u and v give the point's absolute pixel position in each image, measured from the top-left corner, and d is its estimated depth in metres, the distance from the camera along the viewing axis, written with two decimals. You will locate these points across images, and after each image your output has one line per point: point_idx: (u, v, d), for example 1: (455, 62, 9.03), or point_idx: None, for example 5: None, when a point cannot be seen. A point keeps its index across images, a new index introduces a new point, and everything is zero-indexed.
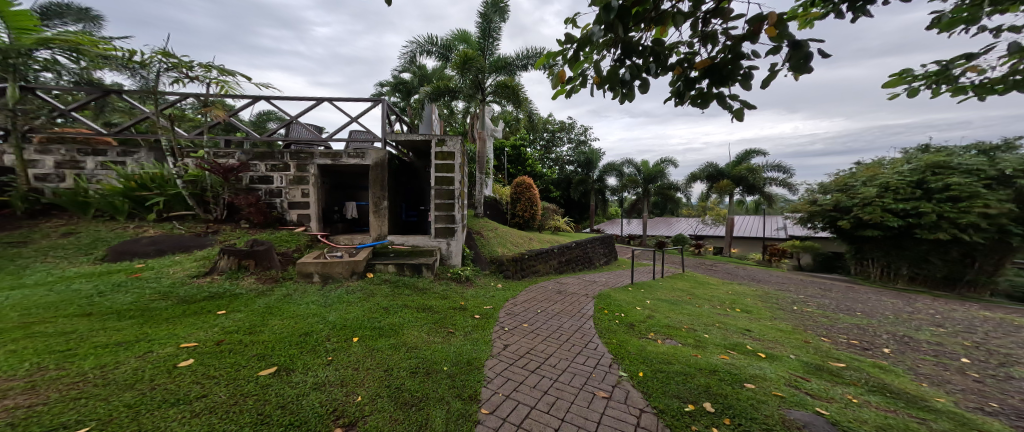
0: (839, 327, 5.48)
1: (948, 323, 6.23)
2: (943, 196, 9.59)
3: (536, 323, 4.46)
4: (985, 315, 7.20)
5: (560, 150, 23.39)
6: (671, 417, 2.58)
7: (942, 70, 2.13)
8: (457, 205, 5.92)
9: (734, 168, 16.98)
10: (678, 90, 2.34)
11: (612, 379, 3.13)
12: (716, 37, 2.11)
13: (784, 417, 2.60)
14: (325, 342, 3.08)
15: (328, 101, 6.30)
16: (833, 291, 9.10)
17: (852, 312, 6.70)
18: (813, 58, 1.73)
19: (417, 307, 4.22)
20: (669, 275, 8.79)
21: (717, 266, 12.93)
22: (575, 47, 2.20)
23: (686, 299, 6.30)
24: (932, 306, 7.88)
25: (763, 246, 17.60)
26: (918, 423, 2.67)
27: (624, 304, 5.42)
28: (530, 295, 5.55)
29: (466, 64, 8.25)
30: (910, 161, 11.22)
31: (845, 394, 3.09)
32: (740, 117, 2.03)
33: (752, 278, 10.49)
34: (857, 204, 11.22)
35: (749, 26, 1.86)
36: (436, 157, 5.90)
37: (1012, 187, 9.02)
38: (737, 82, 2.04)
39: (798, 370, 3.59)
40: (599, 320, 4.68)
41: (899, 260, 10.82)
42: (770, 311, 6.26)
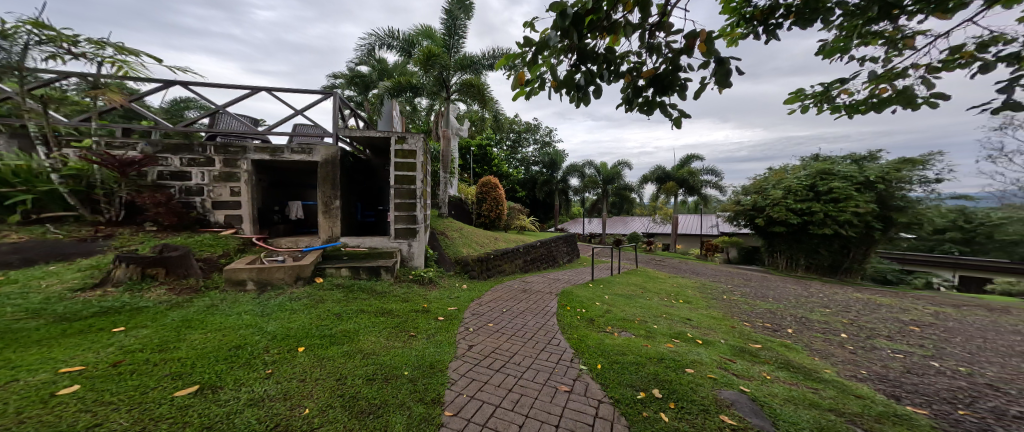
0: (762, 313, 6.23)
1: (833, 304, 7.42)
2: (828, 197, 11.35)
3: (501, 322, 4.50)
4: (859, 296, 8.71)
5: (525, 151, 23.90)
6: (625, 405, 2.76)
7: (824, 91, 2.59)
8: (418, 205, 5.75)
9: (678, 170, 18.44)
10: (627, 97, 2.53)
11: (573, 373, 3.28)
12: (659, 51, 2.34)
13: (717, 397, 2.91)
14: (262, 355, 2.83)
15: (266, 91, 5.72)
16: (755, 281, 10.35)
17: (772, 299, 7.68)
18: (732, 74, 2.00)
19: (375, 312, 4.05)
20: (625, 270, 9.39)
21: (665, 261, 14.00)
22: (533, 51, 2.27)
23: (640, 293, 6.75)
24: (832, 292, 9.29)
25: (702, 242, 19.42)
26: (812, 393, 3.13)
27: (585, 300, 5.68)
28: (495, 295, 5.58)
29: (429, 60, 8.05)
30: (805, 167, 13.04)
31: (761, 372, 3.54)
32: (678, 125, 2.30)
33: (693, 271, 11.57)
34: (768, 204, 12.76)
35: (685, 42, 2.10)
36: (395, 155, 5.68)
37: (873, 191, 10.85)
38: (676, 92, 2.28)
39: (726, 353, 4.03)
40: (562, 316, 4.86)
41: (797, 251, 12.65)
42: (709, 301, 6.93)
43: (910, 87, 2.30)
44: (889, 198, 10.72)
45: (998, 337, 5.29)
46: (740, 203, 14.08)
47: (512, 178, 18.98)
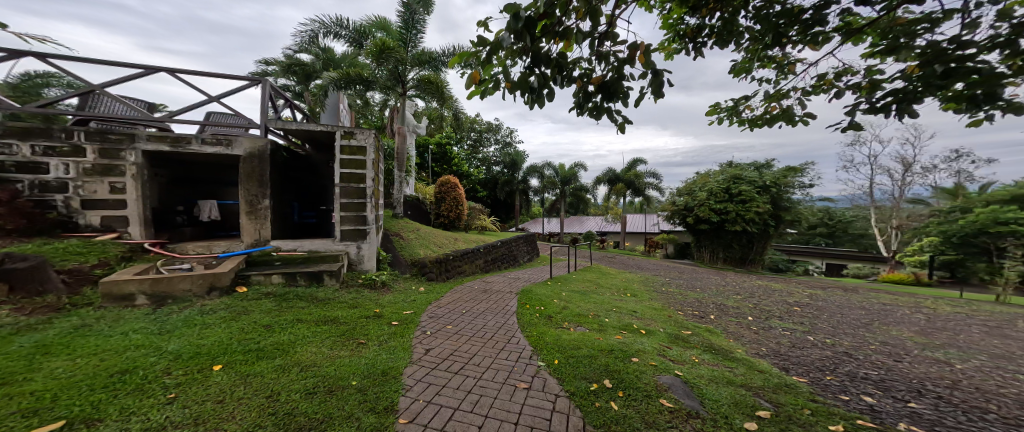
0: (691, 301, 6.91)
1: (744, 291, 8.52)
2: (737, 199, 13.06)
3: (460, 324, 4.43)
4: (761, 282, 10.16)
5: (486, 151, 23.89)
6: (579, 397, 2.85)
7: (733, 107, 3.13)
8: (369, 205, 5.43)
9: (626, 172, 19.64)
10: (579, 101, 2.65)
11: (531, 370, 3.31)
12: (606, 59, 2.48)
13: (656, 382, 3.15)
14: (162, 378, 2.36)
15: (168, 71, 4.87)
16: (687, 273, 11.50)
17: (698, 288, 8.61)
18: (665, 85, 2.20)
19: (316, 321, 3.68)
20: (580, 267, 9.81)
21: (616, 258, 14.80)
22: (487, 50, 2.23)
23: (593, 288, 7.08)
24: (749, 280, 10.61)
25: (645, 239, 20.95)
26: (728, 371, 3.54)
27: (544, 297, 5.83)
28: (454, 296, 5.50)
29: (382, 53, 7.60)
30: (723, 172, 14.72)
31: (691, 356, 3.93)
32: (623, 130, 2.49)
33: (638, 266, 12.48)
34: (695, 204, 14.19)
35: (628, 52, 2.28)
36: (341, 152, 5.32)
37: (767, 193, 12.94)
38: (620, 100, 2.45)
39: (664, 341, 4.39)
40: (522, 315, 4.95)
41: (716, 245, 14.26)
42: (652, 293, 7.50)
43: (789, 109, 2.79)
44: (779, 199, 13.05)
45: (872, 313, 6.45)
46: (674, 203, 15.44)
47: (472, 177, 18.81)
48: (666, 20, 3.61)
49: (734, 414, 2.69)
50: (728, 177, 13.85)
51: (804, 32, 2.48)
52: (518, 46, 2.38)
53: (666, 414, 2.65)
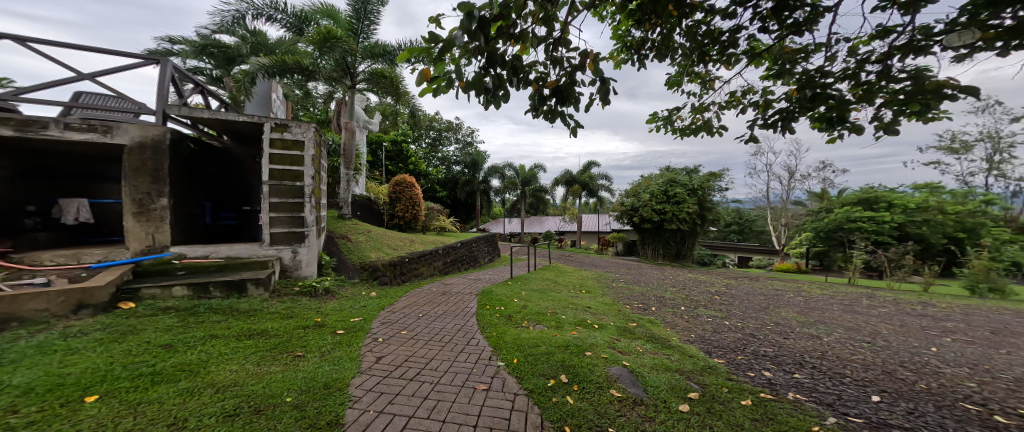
0: (637, 295, 7.32)
1: (683, 283, 9.25)
2: (672, 200, 14.29)
3: (416, 328, 4.15)
4: (692, 276, 11.13)
5: (445, 150, 23.34)
6: (537, 394, 2.76)
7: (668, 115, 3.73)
8: (306, 205, 4.91)
9: (582, 173, 20.30)
10: (533, 104, 2.63)
11: (491, 371, 3.15)
12: (560, 64, 2.52)
13: (607, 373, 3.16)
14: (0, 420, 1.81)
15: (18, 39, 3.97)
16: (634, 269, 12.23)
17: (643, 283, 9.18)
18: (609, 92, 2.33)
19: (240, 335, 3.16)
20: (540, 267, 9.90)
21: (573, 256, 15.25)
22: (439, 47, 2.07)
23: (551, 286, 7.18)
24: (686, 274, 11.53)
25: (598, 238, 21.86)
26: (665, 358, 3.74)
27: (503, 297, 5.77)
28: (409, 300, 5.20)
29: (327, 42, 6.88)
30: (660, 176, 15.99)
31: (636, 346, 4.11)
32: (574, 134, 2.66)
33: (591, 263, 13.01)
34: (638, 205, 15.20)
35: (578, 59, 2.38)
36: (272, 146, 4.78)
37: (696, 195, 14.31)
38: (573, 104, 2.49)
39: (614, 334, 4.56)
40: (482, 316, 4.82)
41: (655, 242, 15.33)
42: (604, 289, 7.80)
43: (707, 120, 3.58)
44: (704, 201, 14.36)
45: (791, 299, 7.33)
46: (622, 203, 16.35)
47: (431, 177, 18.21)
48: (614, 30, 3.84)
49: (673, 400, 2.78)
50: (668, 179, 14.93)
51: (722, 52, 3.21)
52: (472, 45, 2.24)
53: (616, 403, 2.67)
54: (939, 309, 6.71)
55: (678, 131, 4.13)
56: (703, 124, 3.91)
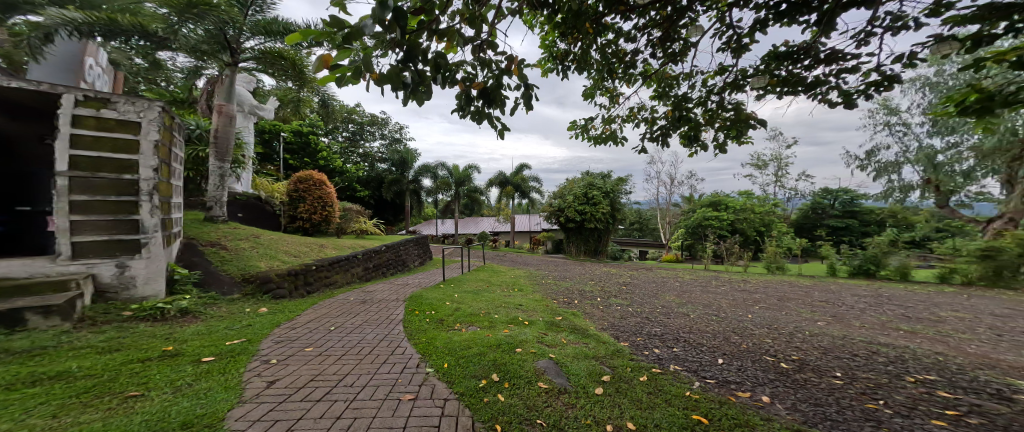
0: (562, 290, 7.51)
1: (605, 277, 9.87)
2: (589, 200, 15.35)
3: (326, 343, 3.32)
4: (607, 269, 12.04)
5: (369, 145, 21.45)
6: (467, 397, 2.42)
7: (584, 127, 4.23)
8: (146, 205, 3.53)
9: (514, 174, 20.52)
10: (461, 103, 2.38)
11: (419, 378, 2.65)
12: (489, 67, 2.36)
13: (536, 368, 2.93)
14: None
15: None
16: (560, 266, 12.78)
17: (568, 278, 9.57)
18: (530, 98, 2.23)
19: (28, 381, 2.08)
20: (473, 268, 9.63)
21: (506, 255, 15.32)
22: (343, 29, 1.48)
23: (485, 287, 6.95)
24: (602, 268, 12.34)
25: (530, 238, 22.32)
26: (584, 347, 3.57)
27: (435, 301, 5.30)
28: (315, 313, 4.34)
29: (193, 8, 5.28)
30: (578, 180, 17.05)
31: (560, 339, 3.80)
32: (501, 136, 2.54)
33: (523, 262, 13.22)
34: (561, 206, 15.97)
35: (507, 64, 2.23)
36: (77, 121, 3.26)
37: (609, 197, 15.61)
38: (501, 107, 2.32)
39: (543, 329, 4.17)
40: (410, 323, 4.11)
41: (575, 239, 16.21)
42: (535, 286, 7.87)
43: (607, 136, 4.17)
44: (616, 203, 15.79)
45: (697, 284, 8.32)
46: (551, 204, 16.81)
47: (350, 175, 16.51)
48: (541, 40, 3.81)
49: (591, 384, 2.72)
50: (588, 183, 15.87)
51: (624, 71, 3.66)
52: (387, 35, 1.76)
53: (542, 395, 2.51)
54: (754, 283, 8.62)
55: (592, 139, 4.29)
56: (611, 134, 4.15)
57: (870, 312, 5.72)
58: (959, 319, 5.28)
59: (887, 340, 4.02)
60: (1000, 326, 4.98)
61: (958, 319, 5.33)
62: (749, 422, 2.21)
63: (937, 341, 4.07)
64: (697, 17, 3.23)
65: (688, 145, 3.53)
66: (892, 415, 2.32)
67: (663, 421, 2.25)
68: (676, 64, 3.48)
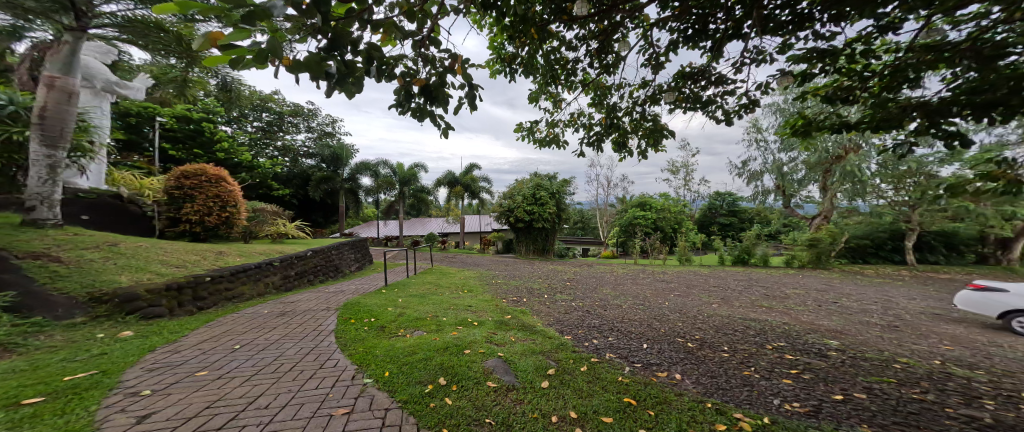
0: (513, 289, 7.57)
1: (555, 274, 10.16)
2: (537, 201, 15.72)
3: (228, 364, 2.88)
4: (555, 266, 12.41)
5: (290, 138, 19.32)
6: (412, 405, 2.34)
7: (529, 132, 4.37)
8: None
9: (464, 174, 20.23)
10: (400, 99, 2.30)
11: (354, 390, 2.51)
12: (432, 64, 2.30)
13: (486, 368, 2.93)
14: None
15: None
16: (512, 265, 12.90)
17: (518, 277, 9.69)
18: (474, 99, 2.21)
19: None
20: (421, 271, 9.31)
21: (456, 257, 15.07)
22: (252, 10, 1.28)
23: (433, 290, 6.74)
24: (551, 266, 12.75)
25: (480, 239, 22.20)
26: (531, 342, 3.67)
27: (375, 308, 4.99)
28: (221, 328, 3.76)
29: None
30: (527, 180, 17.32)
31: (511, 337, 3.85)
32: (446, 135, 2.50)
33: (474, 263, 13.13)
34: (510, 206, 16.14)
35: (450, 62, 2.19)
36: None
37: (555, 197, 16.14)
38: (442, 105, 2.27)
39: (495, 328, 4.19)
40: (345, 332, 3.83)
41: (525, 238, 16.48)
42: (484, 286, 7.88)
43: (551, 140, 4.33)
44: (562, 203, 16.41)
45: (633, 277, 8.93)
46: (502, 205, 16.74)
47: (261, 170, 14.70)
48: (489, 41, 3.82)
49: (538, 379, 2.79)
50: (537, 183, 16.23)
51: (567, 78, 3.85)
52: (308, 19, 1.63)
53: (492, 394, 2.53)
54: (671, 273, 9.59)
55: (537, 142, 4.43)
56: (554, 137, 4.31)
57: (771, 294, 6.62)
58: (797, 295, 6.59)
59: (754, 315, 4.77)
60: (824, 298, 6.39)
61: (796, 294, 6.64)
62: (666, 398, 2.45)
63: (783, 313, 4.98)
64: (627, 33, 3.49)
65: (617, 151, 3.79)
66: (759, 378, 2.79)
67: (601, 406, 2.38)
68: (609, 75, 3.70)
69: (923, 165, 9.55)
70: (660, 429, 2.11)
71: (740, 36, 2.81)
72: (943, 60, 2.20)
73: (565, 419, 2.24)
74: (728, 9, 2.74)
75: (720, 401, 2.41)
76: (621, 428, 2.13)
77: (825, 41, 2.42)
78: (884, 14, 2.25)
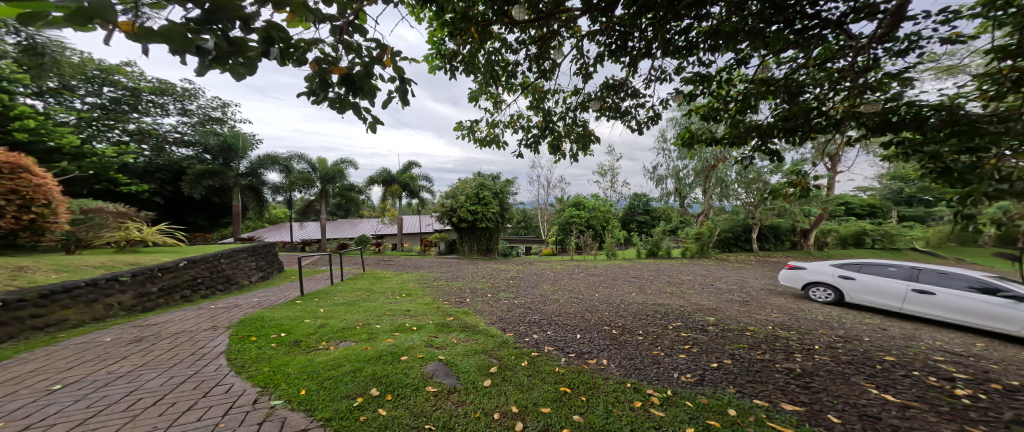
0: (455, 290, 7.44)
1: (495, 273, 10.26)
2: (480, 201, 15.70)
3: (59, 407, 2.34)
4: (496, 266, 12.55)
5: (159, 122, 14.97)
6: (338, 421, 2.21)
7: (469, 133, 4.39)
8: None
9: (401, 174, 19.31)
10: (313, 87, 2.12)
11: (257, 416, 2.26)
12: (356, 51, 2.19)
13: (424, 372, 2.86)
14: None
15: None
16: (454, 266, 12.68)
17: (461, 278, 9.58)
18: (407, 94, 2.16)
19: None
20: (349, 277, 8.75)
21: (392, 260, 14.41)
22: None
23: (364, 297, 6.35)
24: (494, 265, 12.90)
25: (420, 239, 21.46)
26: (474, 343, 3.66)
27: (285, 320, 4.34)
28: (48, 363, 3.00)
29: None
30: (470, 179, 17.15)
31: (452, 338, 3.81)
32: (373, 130, 2.35)
33: (413, 265, 12.67)
34: (453, 207, 15.87)
35: (379, 52, 2.10)
36: None
37: (498, 198, 16.22)
38: (366, 98, 2.16)
39: (434, 331, 4.11)
40: (243, 352, 3.31)
41: (469, 238, 16.32)
42: (425, 289, 7.61)
43: (489, 142, 4.38)
44: (505, 203, 16.61)
45: (569, 273, 9.38)
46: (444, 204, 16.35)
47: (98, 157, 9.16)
48: (428, 35, 3.72)
49: (480, 378, 2.80)
50: (480, 183, 16.20)
51: (507, 80, 3.91)
52: None
53: (431, 399, 2.48)
54: (600, 267, 10.28)
55: (477, 141, 4.44)
56: (495, 138, 4.36)
57: (680, 281, 7.47)
58: (688, 280, 7.66)
59: (659, 301, 5.36)
60: (710, 282, 7.49)
61: (690, 279, 7.68)
62: (596, 384, 2.63)
63: (680, 297, 5.69)
64: (562, 41, 3.67)
65: (552, 153, 3.96)
66: (664, 355, 3.14)
67: (539, 398, 2.48)
68: (547, 80, 3.86)
69: (761, 174, 12.07)
70: (591, 413, 2.25)
71: (650, 55, 3.18)
72: (771, 91, 3.28)
73: (507, 415, 2.29)
74: (642, 30, 3.05)
75: (637, 380, 2.67)
76: (557, 417, 2.24)
77: (703, 69, 3.31)
78: (739, 52, 3.13)
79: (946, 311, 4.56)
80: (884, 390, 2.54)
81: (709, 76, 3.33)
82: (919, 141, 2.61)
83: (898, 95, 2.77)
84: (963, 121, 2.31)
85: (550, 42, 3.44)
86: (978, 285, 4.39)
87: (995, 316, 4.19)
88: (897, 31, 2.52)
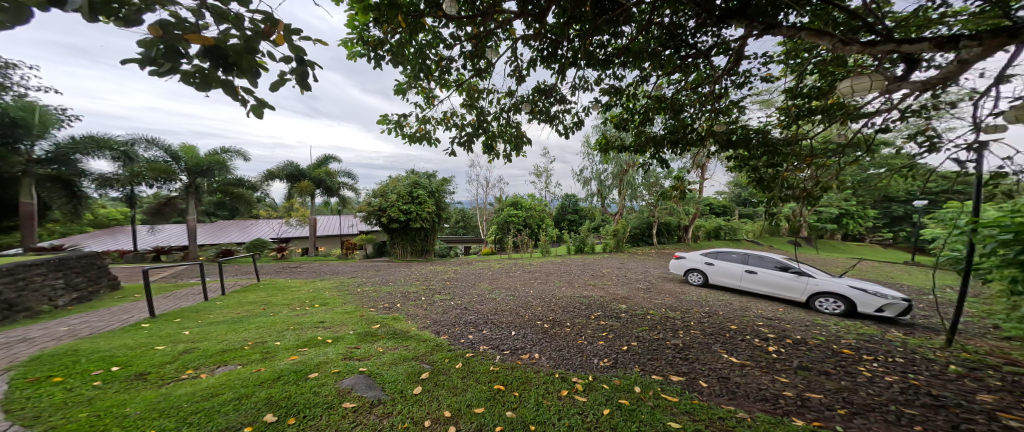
0: (384, 296, 7.03)
1: (430, 275, 9.91)
2: (414, 202, 15.05)
3: None
4: (431, 267, 12.12)
5: None
6: None
7: (395, 128, 4.23)
8: None
9: (315, 169, 17.51)
10: (152, 55, 1.74)
11: None
12: (232, 22, 1.94)
13: (339, 389, 2.67)
14: None
15: None
16: (384, 270, 11.92)
17: (391, 282, 9.06)
18: (308, 78, 2.03)
19: None
20: (239, 289, 7.60)
21: (304, 266, 12.85)
22: None
23: (260, 311, 5.56)
24: (430, 267, 12.45)
25: (342, 241, 19.68)
26: (402, 350, 3.53)
27: (127, 351, 3.46)
28: None
29: None
30: (402, 178, 16.31)
31: (376, 348, 3.63)
32: (258, 113, 2.08)
33: (332, 271, 11.54)
34: (384, 206, 14.92)
35: (264, 26, 1.91)
36: None
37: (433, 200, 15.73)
38: (245, 76, 1.92)
39: (353, 342, 3.85)
40: (39, 400, 2.51)
41: (400, 238, 15.48)
42: (346, 297, 6.98)
43: (417, 139, 4.28)
44: (441, 202, 16.20)
45: (506, 271, 9.58)
46: (372, 204, 15.21)
47: None
48: (348, 19, 3.51)
49: (410, 386, 2.73)
50: (413, 182, 15.56)
51: (440, 76, 3.91)
52: None
53: (347, 417, 2.34)
54: (536, 265, 10.73)
55: (405, 137, 4.32)
56: (425, 134, 4.30)
57: (603, 275, 8.18)
58: (608, 273, 8.43)
59: (583, 294, 5.83)
60: (626, 274, 8.36)
61: (610, 273, 8.46)
62: (527, 378, 2.77)
63: (599, 288, 6.30)
64: (498, 42, 3.80)
65: (486, 153, 4.06)
66: (587, 344, 3.44)
67: (472, 398, 2.53)
68: (481, 80, 3.96)
69: (658, 178, 13.83)
70: (522, 407, 2.39)
71: (575, 65, 3.52)
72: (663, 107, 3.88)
73: (438, 420, 2.30)
74: (570, 40, 3.33)
75: (565, 370, 2.89)
76: (490, 416, 2.31)
77: (615, 83, 3.78)
78: (644, 70, 3.65)
79: (765, 286, 5.76)
80: (729, 353, 3.18)
81: (620, 90, 3.82)
82: (749, 155, 3.62)
83: (736, 118, 3.74)
84: (771, 143, 3.44)
85: (485, 41, 3.53)
86: (779, 264, 5.68)
87: (789, 288, 5.47)
88: (739, 67, 3.28)
